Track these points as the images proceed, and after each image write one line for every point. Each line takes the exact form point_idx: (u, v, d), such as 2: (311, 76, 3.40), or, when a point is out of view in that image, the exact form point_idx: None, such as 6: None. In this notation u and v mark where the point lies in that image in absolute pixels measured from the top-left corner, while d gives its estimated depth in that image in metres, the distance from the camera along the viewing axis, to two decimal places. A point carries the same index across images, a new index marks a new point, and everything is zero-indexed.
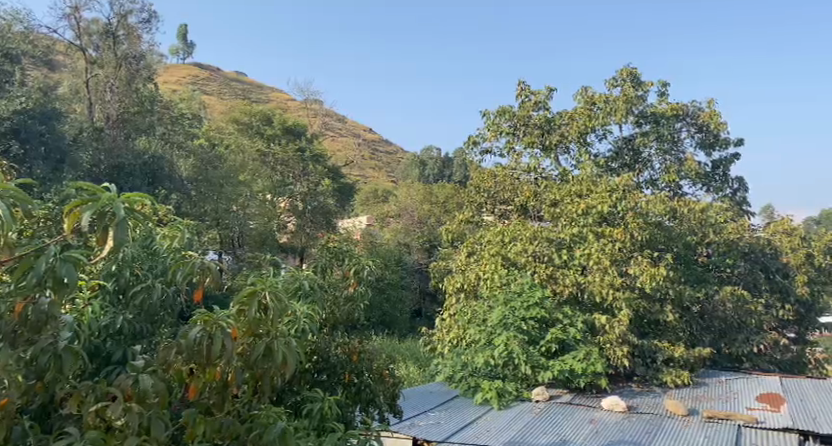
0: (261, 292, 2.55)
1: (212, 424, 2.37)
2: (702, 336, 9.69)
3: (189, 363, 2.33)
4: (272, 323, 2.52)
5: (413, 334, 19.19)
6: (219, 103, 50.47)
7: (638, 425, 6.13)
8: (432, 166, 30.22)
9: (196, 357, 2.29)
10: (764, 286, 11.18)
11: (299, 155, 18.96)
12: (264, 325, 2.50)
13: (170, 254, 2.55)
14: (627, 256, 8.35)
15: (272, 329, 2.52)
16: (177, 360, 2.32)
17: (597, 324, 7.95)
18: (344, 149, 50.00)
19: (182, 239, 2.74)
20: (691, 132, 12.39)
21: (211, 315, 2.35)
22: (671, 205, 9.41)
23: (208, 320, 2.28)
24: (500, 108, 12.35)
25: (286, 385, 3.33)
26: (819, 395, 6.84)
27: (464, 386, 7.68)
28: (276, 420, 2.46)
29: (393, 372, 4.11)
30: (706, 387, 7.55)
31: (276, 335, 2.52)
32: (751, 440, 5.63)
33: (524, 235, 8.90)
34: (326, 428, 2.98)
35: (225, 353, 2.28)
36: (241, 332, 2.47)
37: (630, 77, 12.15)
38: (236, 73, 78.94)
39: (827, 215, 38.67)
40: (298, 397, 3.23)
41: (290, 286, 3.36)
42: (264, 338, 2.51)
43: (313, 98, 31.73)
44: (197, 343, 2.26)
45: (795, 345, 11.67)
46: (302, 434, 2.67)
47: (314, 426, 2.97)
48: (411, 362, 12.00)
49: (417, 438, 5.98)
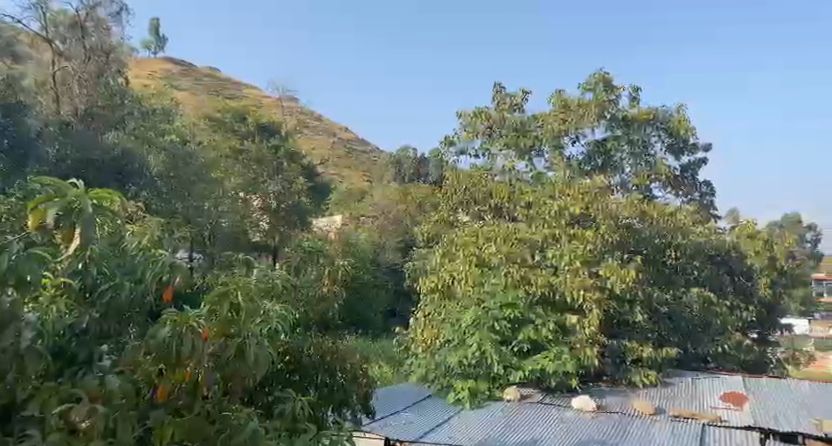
0: (233, 292, 2.52)
1: (182, 427, 2.30)
2: (671, 337, 9.87)
3: (158, 364, 2.28)
4: (244, 322, 2.48)
5: (387, 334, 19.24)
6: (192, 98, 49.63)
7: (607, 424, 6.20)
8: (408, 167, 30.30)
9: (165, 358, 2.26)
10: (728, 288, 11.51)
11: (274, 152, 18.61)
12: (235, 325, 2.45)
13: (140, 252, 2.49)
14: (598, 257, 8.53)
15: (243, 329, 2.48)
16: (145, 359, 2.28)
17: (568, 324, 7.99)
18: (319, 148, 49.70)
19: (152, 237, 2.65)
20: (661, 136, 12.63)
21: (181, 316, 2.30)
22: (643, 207, 9.42)
23: (179, 320, 2.24)
24: (476, 109, 12.47)
25: (258, 385, 3.27)
26: (779, 393, 7.07)
27: (438, 384, 7.84)
28: (246, 421, 2.45)
29: (367, 372, 4.08)
30: (674, 386, 7.70)
31: (249, 334, 2.50)
32: (715, 438, 5.75)
33: (497, 235, 8.83)
34: (297, 429, 2.95)
35: (196, 354, 2.26)
36: (213, 333, 2.43)
37: (604, 81, 12.17)
38: (210, 68, 77.83)
39: (788, 220, 39.98)
40: (269, 397, 3.17)
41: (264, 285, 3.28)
42: (236, 338, 2.48)
43: (289, 95, 31.46)
44: (166, 343, 2.22)
45: (759, 345, 12.01)
46: (274, 435, 2.64)
47: (286, 427, 2.93)
48: (384, 363, 11.99)
49: (390, 438, 5.97)
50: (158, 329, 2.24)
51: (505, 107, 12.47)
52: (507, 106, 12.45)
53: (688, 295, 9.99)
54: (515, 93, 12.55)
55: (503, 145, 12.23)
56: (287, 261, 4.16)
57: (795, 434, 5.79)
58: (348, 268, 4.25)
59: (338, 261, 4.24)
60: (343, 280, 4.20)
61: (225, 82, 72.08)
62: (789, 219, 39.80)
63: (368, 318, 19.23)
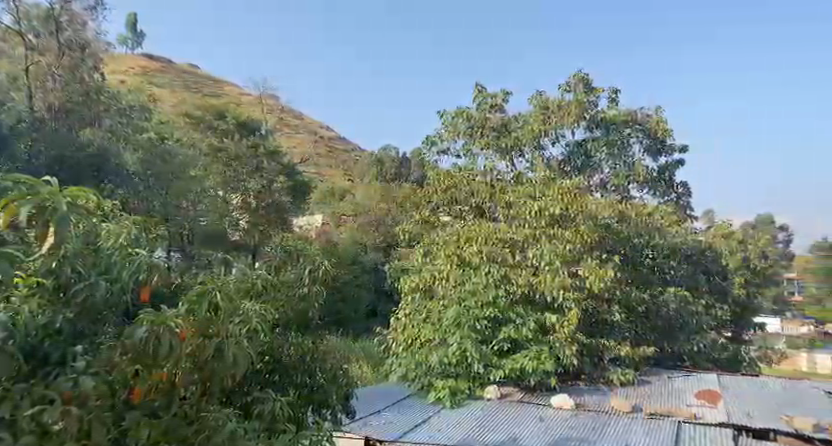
0: (211, 292, 2.53)
1: (158, 427, 2.27)
2: (648, 335, 9.97)
3: (135, 364, 2.26)
4: (222, 322, 2.50)
5: (367, 334, 19.15)
6: (170, 95, 48.98)
7: (585, 423, 6.25)
8: (390, 166, 30.31)
9: (142, 358, 2.24)
10: (704, 287, 11.69)
11: (254, 151, 18.47)
12: (213, 325, 2.47)
13: (117, 250, 2.44)
14: (577, 257, 8.59)
15: (222, 329, 2.48)
16: (121, 360, 2.25)
17: (548, 323, 8.04)
18: (299, 147, 49.39)
19: (127, 235, 2.61)
20: (640, 138, 12.72)
21: (158, 315, 2.27)
22: (620, 208, 9.63)
23: (156, 319, 2.21)
24: (457, 109, 12.50)
25: (236, 385, 3.22)
26: (752, 391, 7.20)
27: (418, 384, 7.81)
28: (225, 421, 2.41)
29: (347, 372, 4.04)
30: (650, 384, 7.80)
31: (226, 335, 2.50)
32: (690, 435, 5.83)
33: (479, 236, 8.81)
34: (277, 430, 2.96)
35: (173, 354, 2.25)
36: (190, 334, 2.43)
37: (583, 82, 12.39)
38: (188, 65, 76.83)
39: (762, 220, 40.81)
40: (248, 397, 3.13)
41: (243, 286, 3.27)
42: (214, 339, 2.48)
43: (269, 93, 31.23)
44: (142, 344, 2.20)
45: (733, 344, 12.23)
46: (252, 435, 2.61)
47: (264, 427, 2.92)
48: (364, 362, 11.96)
49: (370, 438, 5.96)
50: (134, 329, 2.21)
51: (486, 108, 12.53)
52: (489, 106, 12.49)
53: (665, 294, 10.12)
54: (496, 94, 12.63)
55: (485, 145, 12.26)
56: (267, 260, 4.12)
57: (767, 431, 5.91)
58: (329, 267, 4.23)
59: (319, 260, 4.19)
60: (324, 280, 4.01)
61: (205, 79, 71.24)
62: (763, 219, 40.68)
63: (348, 318, 19.21)
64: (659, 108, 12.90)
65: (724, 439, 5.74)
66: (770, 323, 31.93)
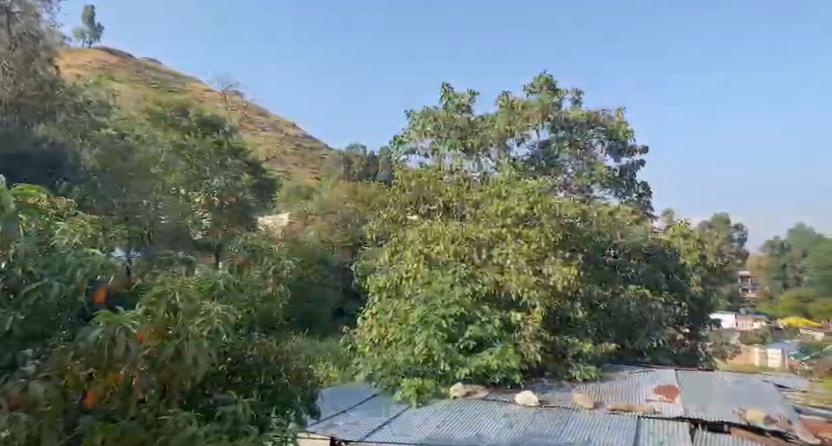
0: (170, 292, 2.49)
1: (114, 433, 2.22)
2: (610, 332, 10.15)
3: (89, 368, 2.21)
4: (182, 322, 2.44)
5: (333, 333, 19.08)
6: (130, 91, 47.68)
7: (547, 418, 6.35)
8: (357, 165, 30.25)
9: (96, 361, 2.19)
10: (663, 285, 11.97)
11: (217, 148, 17.99)
12: (172, 326, 2.42)
13: (72, 250, 2.40)
14: (542, 255, 8.82)
15: (181, 329, 2.44)
16: (74, 364, 2.19)
17: (513, 321, 8.14)
18: (263, 145, 48.72)
19: (81, 236, 2.53)
20: (601, 138, 12.97)
21: (114, 316, 2.20)
22: (582, 208, 10.01)
23: (111, 320, 2.13)
24: (424, 109, 12.54)
25: (198, 386, 3.17)
26: (708, 386, 7.40)
27: (385, 383, 7.67)
28: (185, 425, 2.35)
29: (312, 372, 4.00)
30: (611, 380, 7.95)
31: (186, 336, 2.44)
32: (649, 429, 5.97)
33: (447, 235, 8.98)
34: (240, 432, 2.88)
35: (129, 356, 2.19)
36: (148, 334, 2.39)
37: (547, 84, 12.59)
38: (149, 61, 74.95)
39: (718, 219, 42.15)
40: (210, 400, 3.08)
41: (204, 285, 3.21)
42: (173, 339, 2.44)
43: (233, 90, 30.73)
44: (96, 346, 2.12)
45: (690, 339, 12.61)
46: (214, 436, 2.56)
47: (227, 429, 2.85)
48: (331, 362, 11.87)
49: (335, 438, 5.93)
50: (89, 330, 2.14)
51: (453, 108, 12.59)
52: (455, 106, 12.58)
53: (626, 292, 10.35)
54: (463, 94, 12.73)
55: (451, 144, 12.34)
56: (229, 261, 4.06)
57: (721, 424, 6.10)
58: (293, 267, 4.23)
59: (283, 259, 4.18)
60: (289, 279, 4.11)
61: (167, 74, 69.63)
62: (719, 219, 42.00)
63: (314, 317, 19.03)
64: (621, 110, 13.14)
65: (681, 432, 5.89)
66: (727, 319, 32.92)
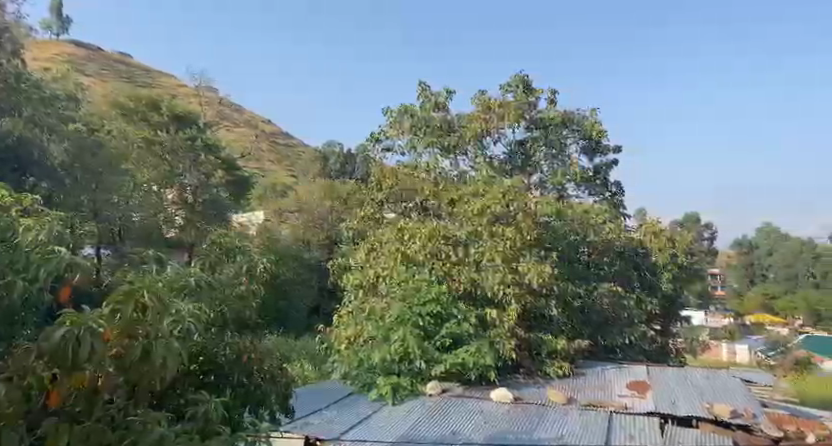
0: (139, 292, 2.42)
1: (79, 434, 2.17)
2: (584, 329, 10.27)
3: (52, 368, 2.13)
4: (151, 322, 2.37)
5: (308, 332, 19.03)
6: (100, 85, 46.68)
7: (522, 415, 6.39)
8: (333, 163, 30.12)
9: (60, 361, 2.10)
10: (636, 283, 12.16)
11: (190, 145, 17.98)
12: (141, 326, 2.35)
13: (34, 247, 2.31)
14: (517, 254, 8.87)
15: (150, 330, 2.38)
16: (37, 365, 2.13)
17: (489, 318, 8.14)
18: (238, 141, 48.16)
19: (48, 233, 2.42)
20: (576, 138, 13.12)
21: (78, 316, 2.14)
22: (557, 207, 10.14)
23: (75, 321, 2.06)
24: (401, 106, 12.53)
25: (168, 386, 3.12)
26: (679, 382, 7.52)
27: (360, 382, 7.67)
28: (152, 427, 2.33)
29: (286, 370, 3.96)
30: (585, 376, 8.04)
31: (156, 336, 2.38)
32: (622, 425, 6.05)
33: (422, 232, 8.90)
34: (210, 432, 2.81)
35: (93, 358, 2.09)
36: (114, 334, 2.32)
37: (523, 83, 12.69)
38: (120, 55, 73.42)
39: (688, 219, 43.02)
40: (180, 401, 3.02)
41: (174, 284, 3.13)
42: (141, 340, 2.36)
43: (207, 85, 30.34)
44: (62, 345, 2.06)
45: (661, 336, 12.83)
46: (185, 436, 2.51)
47: (197, 430, 2.77)
48: (305, 361, 11.80)
49: (309, 437, 5.89)
50: (52, 331, 2.07)
51: (429, 106, 12.62)
52: (431, 105, 12.61)
53: (600, 290, 10.50)
54: (439, 92, 12.75)
55: (428, 142, 12.36)
56: (200, 257, 4.02)
57: (690, 418, 6.21)
58: (267, 265, 4.18)
59: (257, 257, 4.16)
60: (262, 276, 4.05)
61: (138, 69, 68.36)
62: (689, 219, 42.86)
63: (289, 316, 18.98)
64: (595, 110, 13.31)
65: (652, 428, 5.98)
66: (697, 317, 33.61)
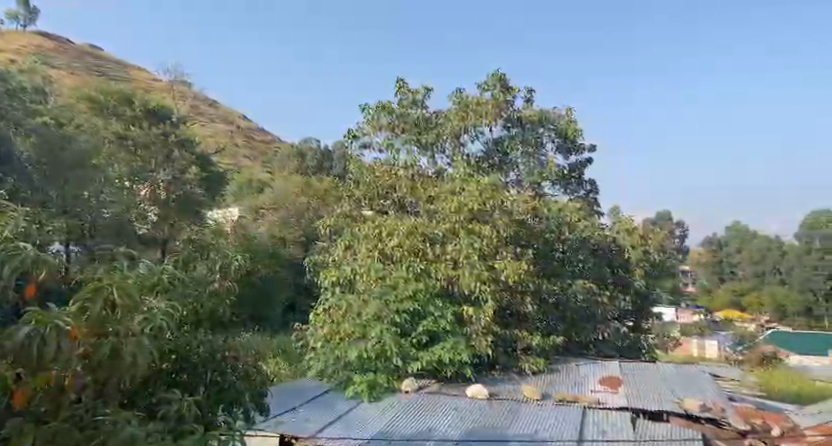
0: (108, 289, 2.52)
1: (44, 435, 2.23)
2: (558, 325, 10.41)
3: (15, 367, 2.19)
4: (119, 321, 2.52)
5: (284, 330, 18.87)
6: (69, 78, 45.60)
7: (496, 411, 6.47)
8: (310, 159, 29.96)
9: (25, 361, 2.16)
10: (609, 280, 12.37)
11: (163, 139, 17.92)
12: (111, 324, 2.48)
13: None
14: (494, 251, 8.92)
15: (120, 327, 2.51)
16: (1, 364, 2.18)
17: (465, 316, 8.19)
18: (211, 137, 47.49)
19: (12, 228, 2.47)
20: (552, 137, 13.27)
21: (45, 315, 2.21)
22: (533, 205, 10.28)
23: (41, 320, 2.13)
24: (379, 103, 12.53)
25: (140, 385, 3.11)
26: (650, 377, 7.70)
27: (337, 379, 7.69)
28: (122, 425, 2.40)
29: (261, 369, 3.98)
30: (559, 372, 8.16)
31: (125, 334, 2.54)
32: (594, 420, 6.19)
33: (400, 230, 8.98)
34: (184, 431, 2.83)
35: (61, 355, 2.19)
36: (83, 332, 2.42)
37: (501, 82, 12.79)
38: (90, 47, 71.81)
39: (660, 217, 43.79)
40: (152, 399, 3.03)
41: (147, 283, 3.15)
42: (110, 338, 2.49)
43: (181, 79, 29.89)
44: (26, 344, 2.11)
45: (634, 333, 13.06)
46: (156, 435, 2.56)
47: (169, 429, 2.80)
48: (282, 359, 11.74)
49: (285, 434, 5.91)
50: (16, 330, 2.12)
51: (407, 103, 12.63)
52: (409, 102, 12.64)
53: (574, 287, 10.66)
54: (417, 90, 12.79)
55: (406, 139, 12.36)
56: (174, 254, 3.98)
57: (660, 413, 6.39)
58: (243, 263, 4.18)
59: (233, 254, 4.13)
60: (238, 275, 4.07)
61: (109, 61, 66.97)
62: (661, 217, 43.63)
63: (265, 315, 18.81)
64: (570, 110, 13.49)
65: (624, 422, 6.12)
66: (668, 313, 34.25)
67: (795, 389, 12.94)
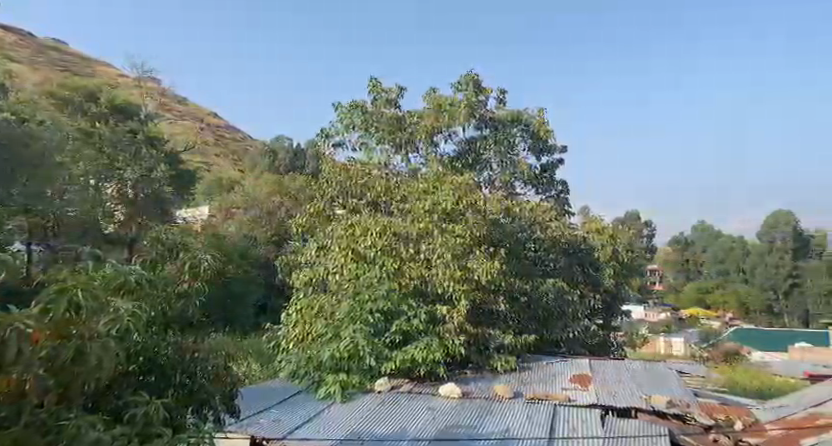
0: (72, 290, 2.46)
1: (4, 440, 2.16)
2: (530, 324, 10.45)
3: None
4: (84, 322, 2.48)
5: (256, 330, 18.57)
6: (31, 73, 44.25)
7: (469, 410, 6.48)
8: (282, 158, 29.69)
9: None
10: (579, 279, 12.55)
11: (130, 137, 17.75)
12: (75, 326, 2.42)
13: None
14: (467, 250, 8.95)
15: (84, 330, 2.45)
16: None
17: (439, 315, 8.17)
18: (180, 134, 46.64)
19: None
20: (525, 137, 13.36)
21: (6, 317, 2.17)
22: (506, 205, 10.35)
23: None
24: (352, 102, 12.48)
25: (105, 388, 3.02)
26: (618, 374, 7.81)
27: (308, 380, 7.62)
28: (87, 430, 2.34)
29: (231, 371, 3.91)
30: (531, 370, 8.22)
31: (90, 337, 2.48)
32: (565, 417, 6.25)
33: (374, 229, 8.87)
34: (151, 434, 2.77)
35: (23, 358, 2.20)
36: (46, 336, 2.36)
37: (474, 82, 12.87)
38: (53, 41, 69.90)
39: (630, 216, 44.56)
40: (119, 402, 2.96)
41: (112, 283, 3.07)
42: (74, 340, 2.43)
43: (149, 76, 29.26)
44: None
45: (604, 331, 13.26)
46: (122, 439, 2.51)
47: (136, 432, 2.74)
48: (253, 360, 11.58)
49: (256, 436, 5.83)
50: None
51: (381, 102, 12.58)
52: (383, 101, 12.62)
53: (546, 285, 10.76)
54: (390, 89, 12.77)
55: (379, 138, 12.33)
56: (142, 255, 3.91)
57: (629, 409, 6.45)
58: (212, 262, 4.10)
59: (202, 254, 4.06)
60: (207, 276, 4.00)
61: (74, 57, 65.27)
62: (630, 216, 44.39)
63: (236, 315, 18.27)
64: (542, 111, 13.62)
65: (594, 419, 6.20)
66: (637, 311, 34.83)
67: (757, 384, 13.30)
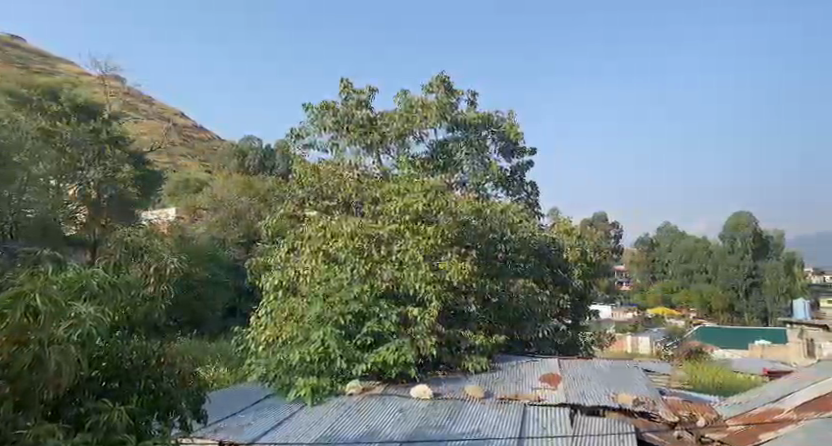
0: (30, 295, 2.43)
1: None
2: (500, 325, 10.52)
3: None
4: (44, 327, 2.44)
5: (224, 334, 18.25)
6: None
7: (439, 411, 6.49)
8: (251, 159, 29.33)
9: None
10: (549, 279, 12.67)
11: (94, 137, 17.01)
12: (32, 332, 2.38)
13: None
14: (438, 252, 8.97)
15: (42, 334, 2.40)
16: None
17: (409, 316, 8.09)
18: (145, 134, 45.65)
19: None
20: (495, 139, 13.46)
21: None
22: (477, 206, 10.41)
23: None
24: (323, 103, 12.43)
25: (66, 394, 2.93)
26: (587, 374, 7.89)
27: (278, 383, 7.55)
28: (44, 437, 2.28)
29: (198, 375, 3.82)
30: (501, 371, 8.26)
31: (49, 341, 2.42)
32: (535, 416, 6.31)
33: (345, 230, 8.79)
34: (113, 441, 2.70)
35: None
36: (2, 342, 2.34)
37: (445, 84, 12.91)
38: (11, 38, 67.83)
39: (598, 217, 45.22)
40: (80, 409, 2.86)
41: (73, 285, 3.01)
42: (32, 346, 2.39)
43: (113, 74, 28.58)
44: None
45: (573, 330, 13.42)
46: None
47: (98, 440, 2.66)
48: (221, 364, 11.39)
49: (224, 441, 5.74)
50: None
51: (352, 103, 12.56)
52: (354, 101, 12.59)
53: (516, 286, 10.87)
54: (361, 90, 12.73)
55: (350, 140, 12.32)
56: (105, 257, 3.85)
57: (597, 408, 6.54)
58: (178, 264, 4.03)
59: (167, 257, 3.99)
60: (173, 279, 3.94)
61: (34, 54, 63.37)
62: (599, 217, 45.04)
63: (203, 318, 17.92)
64: (512, 112, 13.74)
65: (563, 418, 6.27)
66: (605, 310, 35.35)
67: (721, 381, 13.61)
